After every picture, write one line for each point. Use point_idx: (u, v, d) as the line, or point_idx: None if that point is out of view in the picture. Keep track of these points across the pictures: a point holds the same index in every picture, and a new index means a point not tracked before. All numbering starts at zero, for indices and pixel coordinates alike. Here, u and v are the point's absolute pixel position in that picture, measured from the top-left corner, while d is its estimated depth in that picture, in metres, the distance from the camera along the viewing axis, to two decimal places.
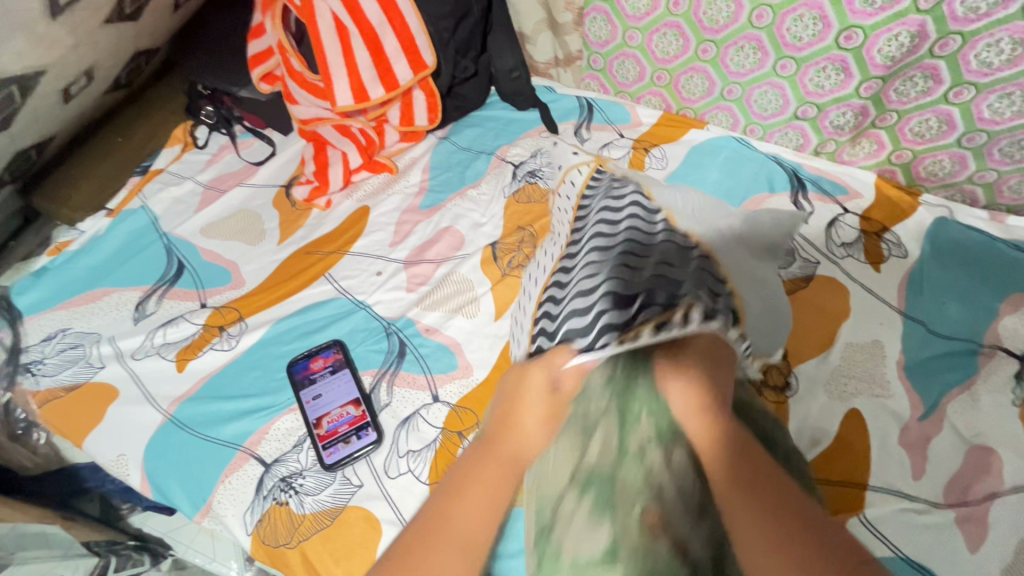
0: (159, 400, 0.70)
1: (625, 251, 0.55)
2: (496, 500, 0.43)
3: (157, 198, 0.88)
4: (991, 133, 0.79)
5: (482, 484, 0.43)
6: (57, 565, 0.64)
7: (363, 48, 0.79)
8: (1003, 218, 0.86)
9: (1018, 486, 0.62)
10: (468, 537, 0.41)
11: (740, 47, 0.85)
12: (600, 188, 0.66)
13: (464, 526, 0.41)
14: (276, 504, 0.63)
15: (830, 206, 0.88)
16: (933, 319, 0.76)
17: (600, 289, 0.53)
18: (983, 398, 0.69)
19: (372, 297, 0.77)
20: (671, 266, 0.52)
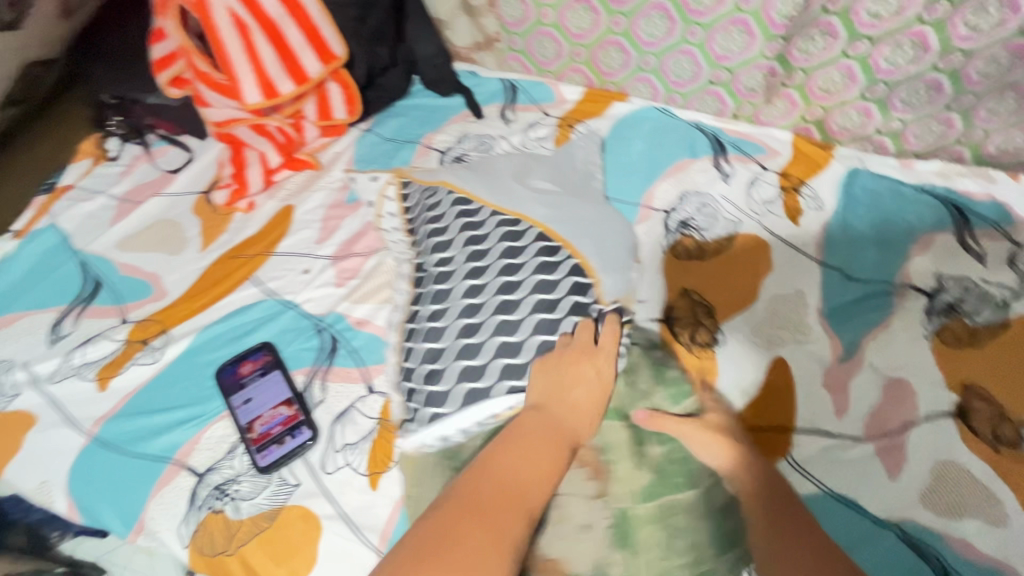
0: (82, 421, 0.67)
1: (469, 282, 0.63)
2: (548, 466, 0.51)
3: (68, 215, 0.84)
4: (890, 84, 0.83)
5: (542, 445, 0.52)
6: None
7: (267, 43, 0.77)
8: (911, 163, 0.90)
9: (930, 414, 0.67)
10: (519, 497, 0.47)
11: (649, 17, 0.87)
12: (445, 207, 0.69)
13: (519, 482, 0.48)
14: (212, 513, 0.61)
15: (750, 166, 0.90)
16: (850, 266, 0.80)
17: (450, 317, 0.62)
18: (896, 335, 0.73)
19: (301, 296, 0.76)
20: (511, 287, 0.61)
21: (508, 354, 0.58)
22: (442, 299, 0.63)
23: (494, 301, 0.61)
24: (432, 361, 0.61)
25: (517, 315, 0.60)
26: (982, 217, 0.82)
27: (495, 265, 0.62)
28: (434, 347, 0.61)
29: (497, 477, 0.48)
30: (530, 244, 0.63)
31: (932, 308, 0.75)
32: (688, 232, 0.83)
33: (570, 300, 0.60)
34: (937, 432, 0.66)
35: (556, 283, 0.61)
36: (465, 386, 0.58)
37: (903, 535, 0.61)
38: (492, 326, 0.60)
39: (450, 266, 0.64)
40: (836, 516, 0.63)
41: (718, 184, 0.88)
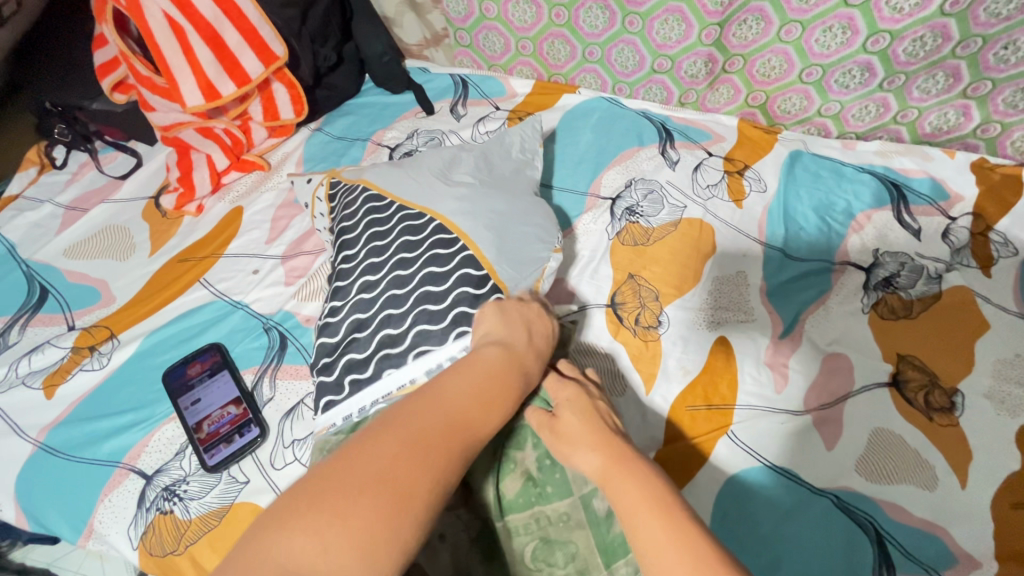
0: (28, 429, 0.67)
1: (362, 277, 0.63)
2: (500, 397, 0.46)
3: (14, 225, 0.84)
4: (825, 66, 0.85)
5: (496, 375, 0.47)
6: None
7: (203, 44, 0.77)
8: (853, 144, 0.92)
9: (866, 384, 0.70)
10: (460, 420, 0.42)
11: (588, 8, 0.87)
12: (358, 205, 0.69)
13: (460, 406, 0.43)
14: (161, 514, 0.62)
15: (695, 152, 0.92)
16: (790, 245, 0.82)
17: (344, 313, 0.62)
18: (834, 310, 0.76)
19: (249, 296, 0.76)
20: (403, 280, 0.61)
21: (389, 346, 0.58)
22: (340, 295, 0.64)
23: (383, 295, 0.61)
24: (326, 355, 0.61)
25: (404, 308, 0.59)
26: (918, 193, 0.85)
27: (391, 258, 0.63)
28: (329, 343, 0.61)
29: (437, 397, 0.43)
30: (425, 239, 0.63)
31: (869, 282, 0.77)
32: (634, 219, 0.84)
33: (457, 290, 0.59)
34: (872, 401, 0.68)
35: (444, 275, 0.60)
36: (347, 377, 0.58)
37: (837, 501, 0.63)
38: (378, 321, 0.59)
39: (352, 262, 0.65)
40: (775, 486, 0.64)
41: (664, 170, 0.90)
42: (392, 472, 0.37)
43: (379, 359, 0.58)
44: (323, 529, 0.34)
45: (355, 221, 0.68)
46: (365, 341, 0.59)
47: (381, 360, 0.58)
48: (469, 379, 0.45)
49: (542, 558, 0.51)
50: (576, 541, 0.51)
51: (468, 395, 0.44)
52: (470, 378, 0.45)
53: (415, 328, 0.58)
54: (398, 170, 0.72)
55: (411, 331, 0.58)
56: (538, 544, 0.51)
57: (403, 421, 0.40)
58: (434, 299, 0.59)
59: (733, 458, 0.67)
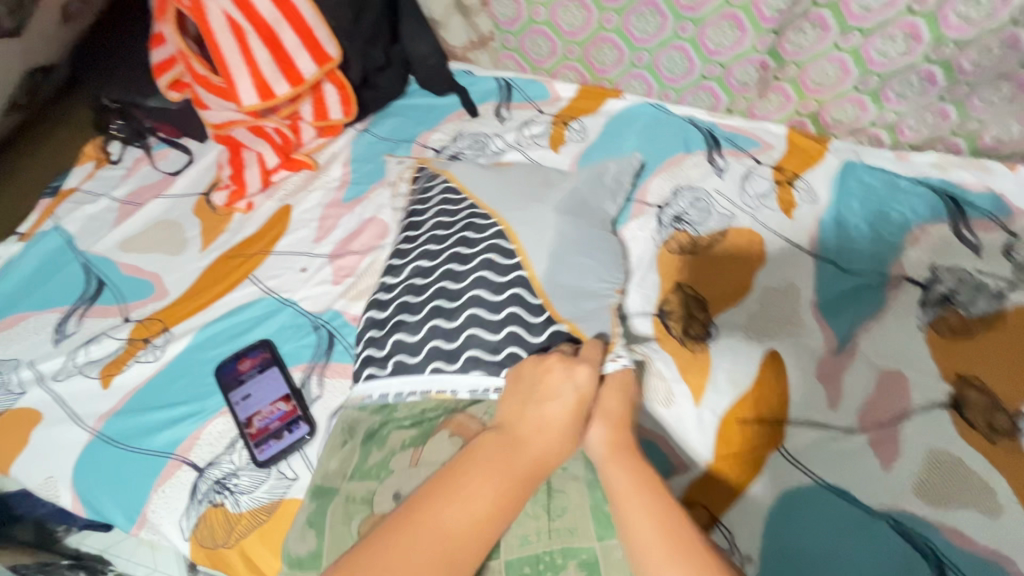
0: (85, 418, 0.69)
1: (420, 262, 0.65)
2: (499, 495, 0.41)
3: (72, 217, 0.86)
4: (883, 75, 0.83)
5: (495, 468, 0.42)
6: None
7: (262, 45, 0.78)
8: (907, 155, 0.90)
9: (924, 404, 0.67)
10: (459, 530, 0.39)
11: (640, 13, 0.87)
12: (436, 194, 0.72)
13: (467, 513, 0.40)
14: (213, 506, 0.63)
15: (743, 160, 0.91)
16: (843, 258, 0.80)
17: (397, 291, 0.65)
18: (890, 326, 0.74)
19: (298, 294, 0.77)
20: (462, 258, 0.63)
21: (441, 336, 0.59)
22: (396, 274, 0.67)
23: (437, 286, 0.62)
24: (375, 330, 0.64)
25: (457, 301, 0.60)
26: (978, 209, 0.82)
27: (449, 251, 0.64)
28: (379, 318, 0.64)
29: (430, 519, 0.39)
30: (485, 243, 0.63)
31: (926, 299, 0.74)
32: (681, 227, 0.83)
33: (510, 308, 0.58)
34: (931, 421, 0.66)
35: (499, 289, 0.59)
36: (396, 358, 0.60)
37: (896, 524, 0.61)
38: (429, 313, 0.60)
39: (414, 245, 0.68)
40: (828, 505, 0.63)
41: (711, 178, 0.88)
42: None
43: (428, 347, 0.59)
44: None
45: (428, 206, 0.71)
46: (413, 326, 0.61)
47: (429, 351, 0.59)
48: (472, 480, 0.42)
49: (541, 504, 0.50)
50: (569, 495, 0.50)
51: (479, 496, 0.41)
52: (478, 479, 0.42)
53: (462, 330, 0.58)
54: (485, 172, 0.73)
55: (463, 331, 0.58)
56: (539, 492, 0.51)
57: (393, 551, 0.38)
58: (486, 307, 0.59)
59: (783, 474, 0.65)
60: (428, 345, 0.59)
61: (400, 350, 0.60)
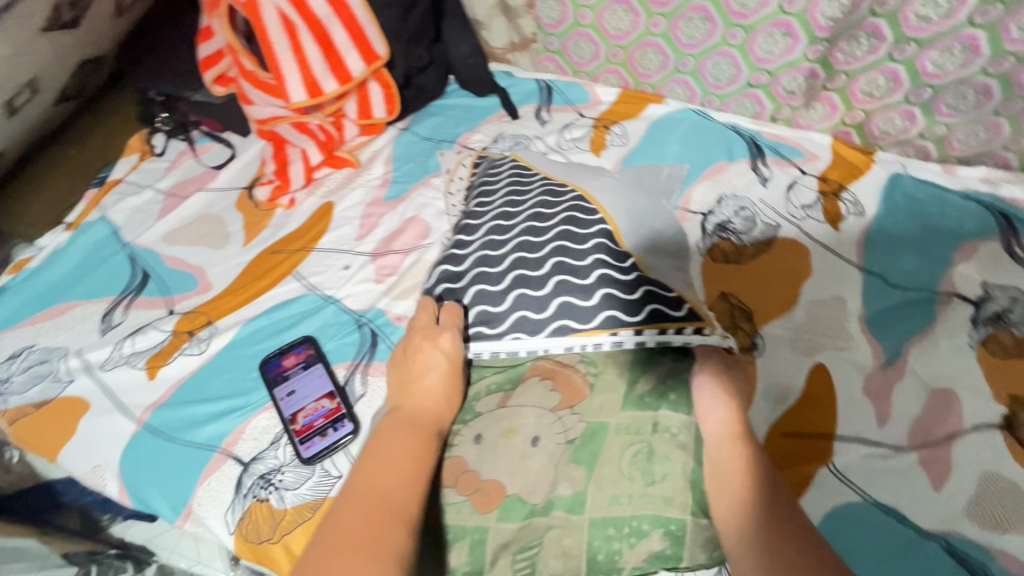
0: (131, 409, 0.69)
1: (496, 225, 0.64)
2: (412, 459, 0.46)
3: (118, 208, 0.86)
4: (936, 88, 0.80)
5: (396, 440, 0.47)
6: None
7: (313, 43, 0.79)
8: (955, 168, 0.88)
9: (976, 424, 0.66)
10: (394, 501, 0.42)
11: (689, 19, 0.86)
12: (502, 171, 0.73)
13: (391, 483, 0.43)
14: (257, 501, 0.63)
15: (788, 170, 0.90)
16: (891, 272, 0.78)
17: (473, 249, 0.63)
18: (941, 343, 0.72)
19: (340, 291, 0.77)
20: (541, 217, 0.62)
21: (527, 283, 0.57)
22: (467, 238, 0.65)
23: (517, 242, 0.60)
24: (450, 282, 0.62)
25: (541, 253, 0.58)
26: None
27: (528, 211, 0.63)
28: (455, 272, 0.62)
29: (356, 500, 0.42)
30: (566, 205, 0.62)
31: (977, 316, 0.73)
32: (726, 235, 0.83)
33: (597, 256, 0.57)
34: (984, 443, 0.64)
35: (584, 239, 0.58)
36: (477, 307, 0.58)
37: (948, 547, 0.60)
38: (512, 266, 0.59)
39: (484, 212, 0.67)
40: (878, 524, 0.62)
41: (755, 187, 0.88)
42: None
43: (513, 295, 0.57)
44: None
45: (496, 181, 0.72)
46: (497, 277, 0.59)
47: (514, 300, 0.57)
48: (392, 448, 0.46)
49: (639, 465, 0.49)
50: (672, 460, 0.49)
51: (395, 469, 0.44)
52: (389, 456, 0.45)
53: (551, 280, 0.56)
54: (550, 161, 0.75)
55: (550, 279, 0.56)
56: (640, 452, 0.50)
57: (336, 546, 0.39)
58: (573, 256, 0.57)
59: (831, 490, 0.64)
60: (517, 297, 0.57)
61: (481, 297, 0.58)
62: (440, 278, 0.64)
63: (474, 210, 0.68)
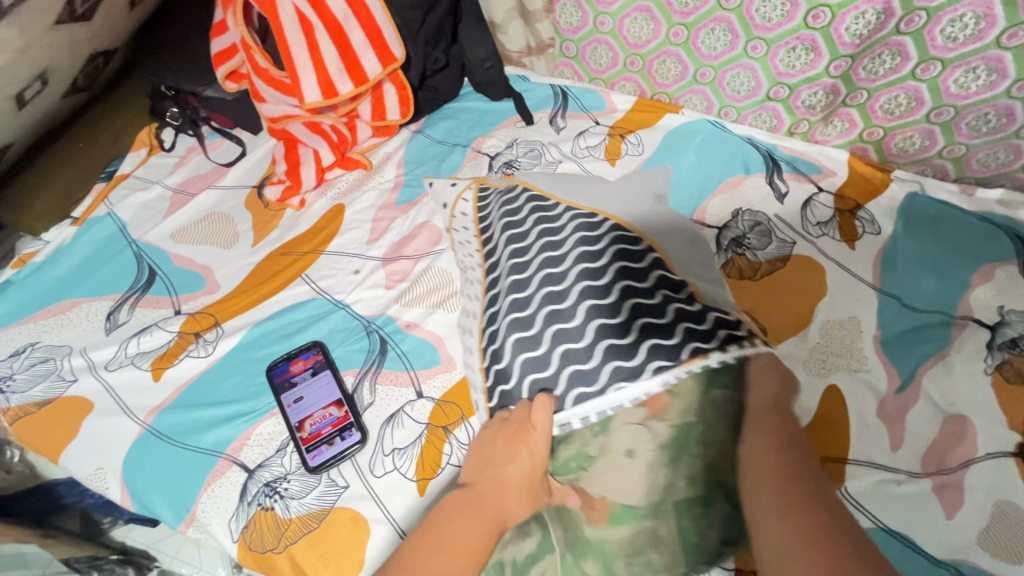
0: (136, 410, 0.68)
1: (545, 284, 0.59)
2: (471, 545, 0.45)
3: (125, 203, 0.85)
4: (958, 107, 0.79)
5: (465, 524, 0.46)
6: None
7: (329, 42, 0.78)
8: (972, 190, 0.87)
9: (991, 452, 0.64)
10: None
11: (711, 29, 0.85)
12: (519, 203, 0.68)
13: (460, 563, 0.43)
14: (262, 510, 0.62)
15: (805, 185, 0.89)
16: (907, 294, 0.78)
17: (534, 303, 0.59)
18: (957, 367, 0.70)
19: (350, 296, 0.76)
20: (592, 257, 0.59)
21: (614, 339, 0.54)
22: (520, 290, 0.61)
23: (580, 299, 0.56)
24: (528, 348, 0.57)
25: (611, 297, 0.56)
26: None
27: (572, 252, 0.60)
28: (526, 332, 0.58)
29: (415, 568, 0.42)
30: (600, 239, 0.60)
31: (993, 341, 0.71)
32: (741, 251, 0.83)
33: (664, 290, 0.56)
34: None
35: (645, 275, 0.57)
36: (567, 370, 0.55)
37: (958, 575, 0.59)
38: (583, 307, 0.56)
39: (524, 257, 0.63)
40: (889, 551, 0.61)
41: (772, 203, 0.87)
42: None
43: (603, 351, 0.54)
44: None
45: (519, 217, 0.67)
46: (578, 333, 0.55)
47: (603, 353, 0.54)
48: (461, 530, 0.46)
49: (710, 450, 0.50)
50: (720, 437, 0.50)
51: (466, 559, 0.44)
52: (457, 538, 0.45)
53: (632, 326, 0.54)
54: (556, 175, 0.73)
55: (631, 323, 0.54)
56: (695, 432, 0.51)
57: None
58: (645, 296, 0.55)
59: None
60: (608, 352, 0.54)
61: (567, 360, 0.55)
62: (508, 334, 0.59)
63: (510, 272, 0.63)
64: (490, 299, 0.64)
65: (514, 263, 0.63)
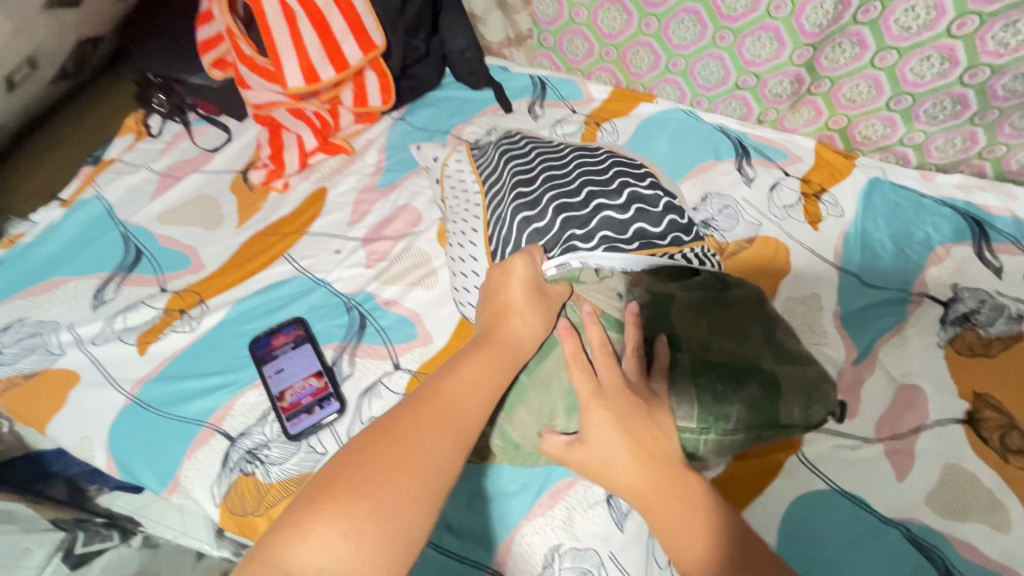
0: (121, 382, 0.70)
1: (555, 183, 0.66)
2: (486, 378, 0.47)
3: (112, 186, 0.87)
4: (915, 95, 0.83)
5: (479, 357, 0.49)
6: (21, 539, 0.62)
7: (311, 30, 0.81)
8: (933, 175, 0.90)
9: (940, 419, 0.69)
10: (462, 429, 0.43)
11: (680, 20, 0.88)
12: (524, 142, 0.76)
13: (464, 392, 0.45)
14: (243, 476, 0.65)
15: (772, 171, 0.92)
16: (867, 272, 0.81)
17: (543, 200, 0.65)
18: (911, 340, 0.75)
19: (331, 275, 0.79)
20: (596, 170, 0.67)
21: (613, 233, 0.61)
22: (529, 192, 0.66)
23: (593, 202, 0.63)
24: (536, 232, 0.63)
25: (617, 194, 0.64)
26: (1001, 232, 0.82)
27: (578, 167, 0.68)
28: (534, 219, 0.64)
29: (441, 393, 0.44)
30: (617, 173, 0.66)
31: (946, 316, 0.76)
32: (710, 232, 0.86)
33: (658, 194, 0.65)
34: (946, 438, 0.67)
35: (642, 182, 0.66)
36: (569, 242, 0.61)
37: (908, 533, 0.62)
38: (591, 202, 0.63)
39: (530, 170, 0.69)
40: (842, 511, 0.65)
41: (740, 187, 0.90)
42: (406, 452, 0.38)
43: (600, 237, 0.61)
44: (357, 490, 0.36)
45: (526, 149, 0.74)
46: (583, 217, 0.62)
47: (603, 232, 0.61)
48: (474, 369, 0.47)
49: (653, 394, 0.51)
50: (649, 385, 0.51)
51: (484, 381, 0.47)
52: (470, 369, 0.48)
53: (635, 218, 0.62)
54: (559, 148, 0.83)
55: (631, 215, 0.62)
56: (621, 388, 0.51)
57: (417, 420, 0.41)
58: (642, 198, 0.64)
59: (800, 478, 0.67)
60: (605, 230, 0.61)
61: (572, 235, 0.61)
62: (516, 224, 0.64)
63: (516, 181, 0.69)
64: (494, 202, 0.70)
65: (522, 175, 0.69)
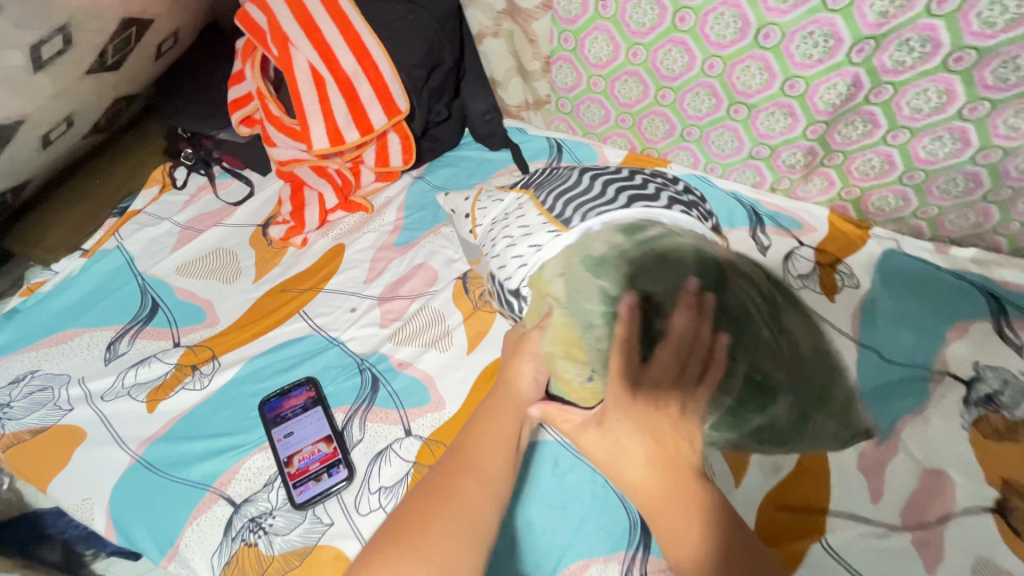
0: (128, 441, 0.69)
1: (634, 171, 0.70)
2: (502, 441, 0.50)
3: (134, 238, 0.89)
4: (928, 172, 0.84)
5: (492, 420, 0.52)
6: None
7: (339, 96, 0.84)
8: (947, 249, 0.90)
9: (968, 507, 0.66)
10: (488, 479, 0.47)
11: (695, 93, 0.90)
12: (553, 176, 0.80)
13: (480, 470, 0.48)
14: (245, 546, 0.62)
15: (786, 239, 0.93)
16: (885, 347, 0.80)
17: (636, 177, 0.67)
18: (934, 421, 0.73)
19: (345, 333, 0.78)
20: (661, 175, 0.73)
21: (699, 210, 0.67)
22: (617, 173, 0.68)
23: (671, 186, 0.69)
24: (641, 195, 0.63)
25: (687, 190, 0.70)
26: (1020, 309, 0.81)
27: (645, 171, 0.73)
28: (636, 187, 0.65)
29: (466, 467, 0.48)
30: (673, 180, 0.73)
31: (968, 397, 0.74)
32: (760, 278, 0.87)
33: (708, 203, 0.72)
34: (978, 528, 0.65)
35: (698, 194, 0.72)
36: (675, 206, 0.63)
37: None
38: (676, 189, 0.68)
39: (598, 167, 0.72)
40: None
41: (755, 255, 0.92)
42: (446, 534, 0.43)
43: (695, 212, 0.65)
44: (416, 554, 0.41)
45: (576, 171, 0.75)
46: (678, 196, 0.66)
47: (695, 209, 0.66)
48: (487, 432, 0.51)
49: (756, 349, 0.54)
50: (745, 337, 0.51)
51: (496, 441, 0.50)
52: (485, 437, 0.50)
53: (708, 213, 0.69)
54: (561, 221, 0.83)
55: (705, 211, 0.68)
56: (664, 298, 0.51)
57: (454, 500, 0.45)
58: (704, 203, 0.71)
59: (821, 568, 0.64)
60: (696, 209, 0.66)
61: (677, 203, 0.64)
62: (616, 190, 0.64)
63: (592, 168, 0.70)
64: (567, 181, 0.68)
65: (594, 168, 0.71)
